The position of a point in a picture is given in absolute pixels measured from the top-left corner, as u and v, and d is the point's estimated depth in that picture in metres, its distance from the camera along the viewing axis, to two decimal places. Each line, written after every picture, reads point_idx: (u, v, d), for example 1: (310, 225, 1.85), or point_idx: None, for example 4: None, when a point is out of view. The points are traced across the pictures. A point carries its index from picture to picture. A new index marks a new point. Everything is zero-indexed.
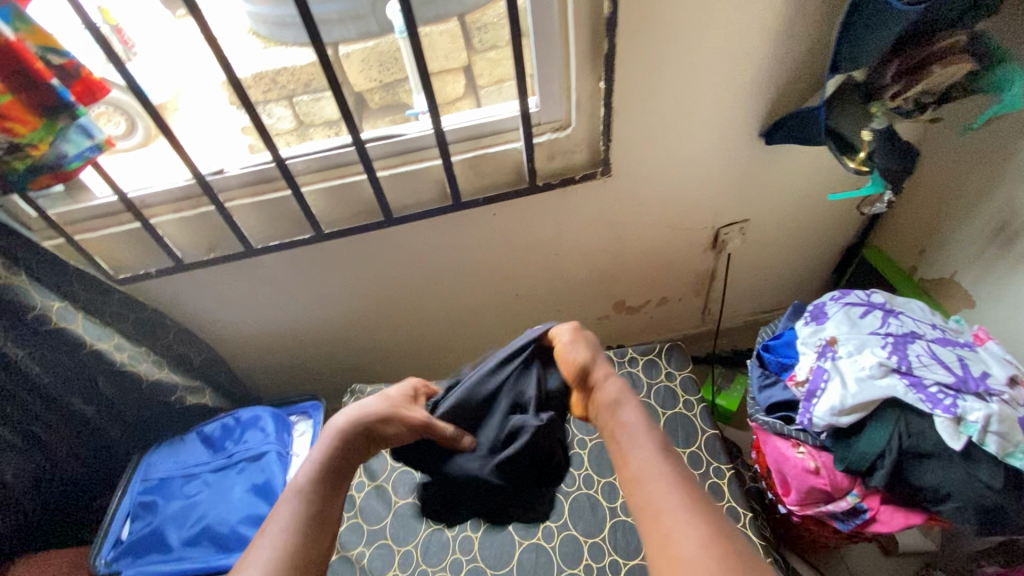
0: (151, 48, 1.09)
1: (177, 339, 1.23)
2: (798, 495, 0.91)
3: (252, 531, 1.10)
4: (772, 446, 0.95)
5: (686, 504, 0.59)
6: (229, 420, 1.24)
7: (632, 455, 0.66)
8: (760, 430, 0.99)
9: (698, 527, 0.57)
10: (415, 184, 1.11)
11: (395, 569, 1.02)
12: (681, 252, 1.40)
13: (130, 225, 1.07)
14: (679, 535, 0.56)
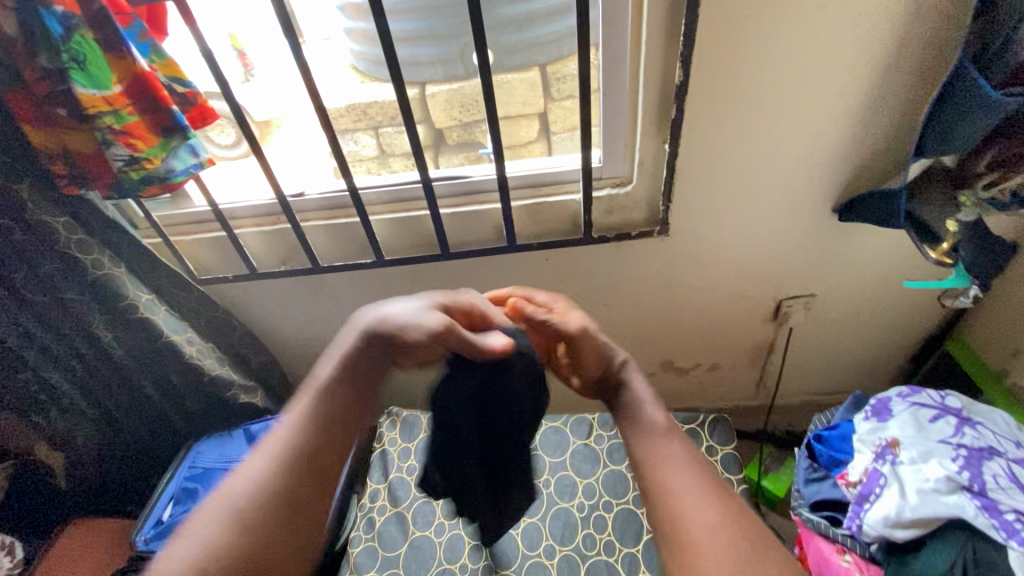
0: (269, 74, 1.26)
1: (241, 340, 1.34)
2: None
3: None
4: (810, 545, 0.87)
5: (692, 481, 0.65)
6: (273, 422, 1.32)
7: (653, 452, 0.69)
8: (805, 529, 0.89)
9: (702, 492, 0.64)
10: (475, 224, 1.15)
11: None
12: (737, 319, 1.34)
13: (217, 233, 1.19)
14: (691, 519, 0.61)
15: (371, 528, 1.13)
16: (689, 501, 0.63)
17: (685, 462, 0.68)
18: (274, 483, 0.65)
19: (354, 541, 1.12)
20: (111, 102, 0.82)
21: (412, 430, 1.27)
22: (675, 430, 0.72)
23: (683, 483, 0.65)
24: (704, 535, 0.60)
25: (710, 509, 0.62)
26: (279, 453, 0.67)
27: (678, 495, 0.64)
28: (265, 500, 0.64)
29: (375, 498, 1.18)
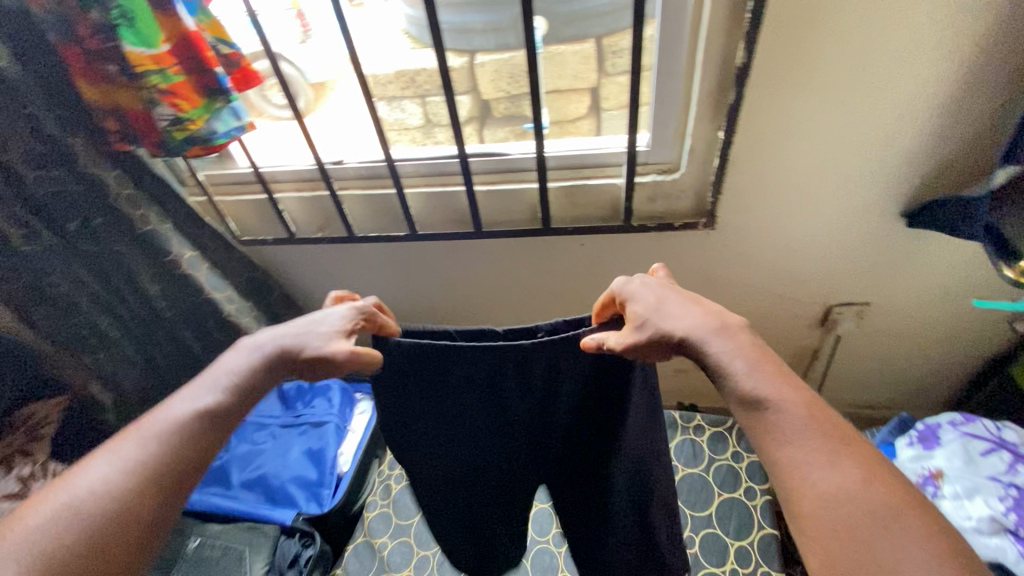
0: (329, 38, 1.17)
1: (278, 300, 1.39)
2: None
3: (296, 491, 1.18)
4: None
5: (812, 445, 0.53)
6: (304, 383, 1.39)
7: (751, 403, 0.57)
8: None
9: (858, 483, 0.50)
10: (510, 203, 1.12)
11: (410, 570, 1.04)
12: (781, 323, 1.27)
13: (258, 195, 1.21)
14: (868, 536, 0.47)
15: (388, 495, 1.16)
16: (818, 472, 0.52)
17: (797, 419, 0.55)
18: (161, 475, 0.60)
19: (370, 506, 1.16)
20: (158, 61, 0.83)
21: None
22: (776, 380, 0.58)
23: (799, 445, 0.54)
24: (834, 517, 0.49)
25: (842, 479, 0.51)
26: (172, 450, 0.61)
27: (800, 463, 0.53)
28: (109, 507, 0.56)
29: (393, 466, 1.21)
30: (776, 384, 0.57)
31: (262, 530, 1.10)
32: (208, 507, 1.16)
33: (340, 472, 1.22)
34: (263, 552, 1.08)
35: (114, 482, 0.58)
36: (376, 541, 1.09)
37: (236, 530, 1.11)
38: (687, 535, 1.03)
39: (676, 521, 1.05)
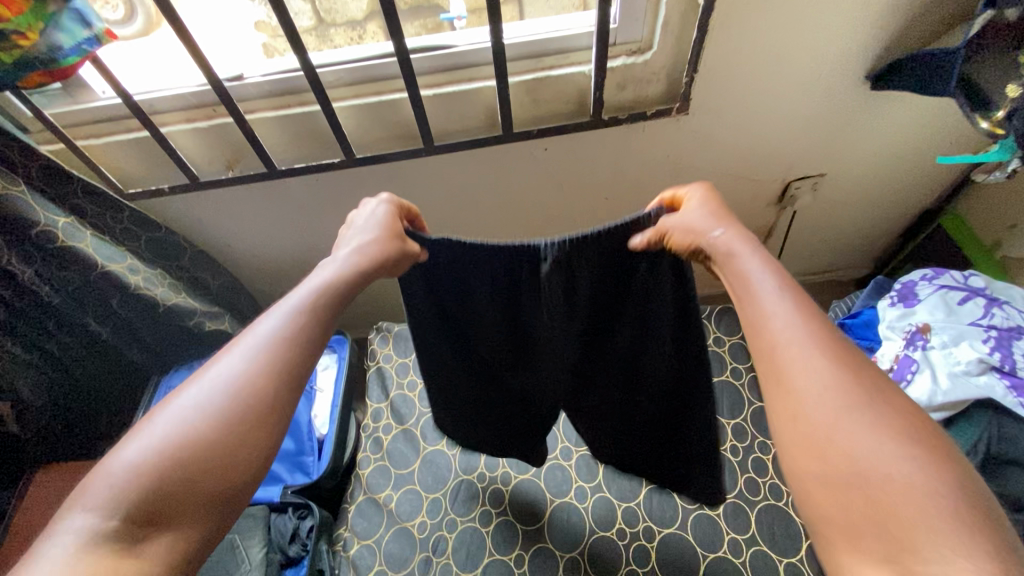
0: None
1: (193, 261, 1.16)
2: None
3: (277, 466, 1.07)
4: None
5: (862, 421, 0.42)
6: None
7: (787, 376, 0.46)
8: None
9: (839, 389, 0.43)
10: (463, 107, 0.96)
11: (423, 516, 1.00)
12: (742, 207, 1.27)
13: (139, 132, 0.95)
14: (844, 439, 0.42)
15: (380, 448, 1.08)
16: (857, 441, 0.41)
17: (857, 408, 0.42)
18: (227, 425, 0.47)
19: (362, 462, 1.08)
20: None
21: (407, 345, 1.21)
22: (839, 364, 0.45)
23: (856, 423, 0.42)
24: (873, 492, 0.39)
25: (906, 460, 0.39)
26: (232, 395, 0.48)
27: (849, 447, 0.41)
28: (147, 476, 0.44)
29: (378, 418, 1.12)
30: (840, 368, 0.45)
31: (249, 514, 0.99)
32: None
33: (320, 435, 1.11)
34: (258, 535, 0.98)
35: (152, 455, 0.45)
36: (379, 496, 1.03)
37: None
38: None
39: None
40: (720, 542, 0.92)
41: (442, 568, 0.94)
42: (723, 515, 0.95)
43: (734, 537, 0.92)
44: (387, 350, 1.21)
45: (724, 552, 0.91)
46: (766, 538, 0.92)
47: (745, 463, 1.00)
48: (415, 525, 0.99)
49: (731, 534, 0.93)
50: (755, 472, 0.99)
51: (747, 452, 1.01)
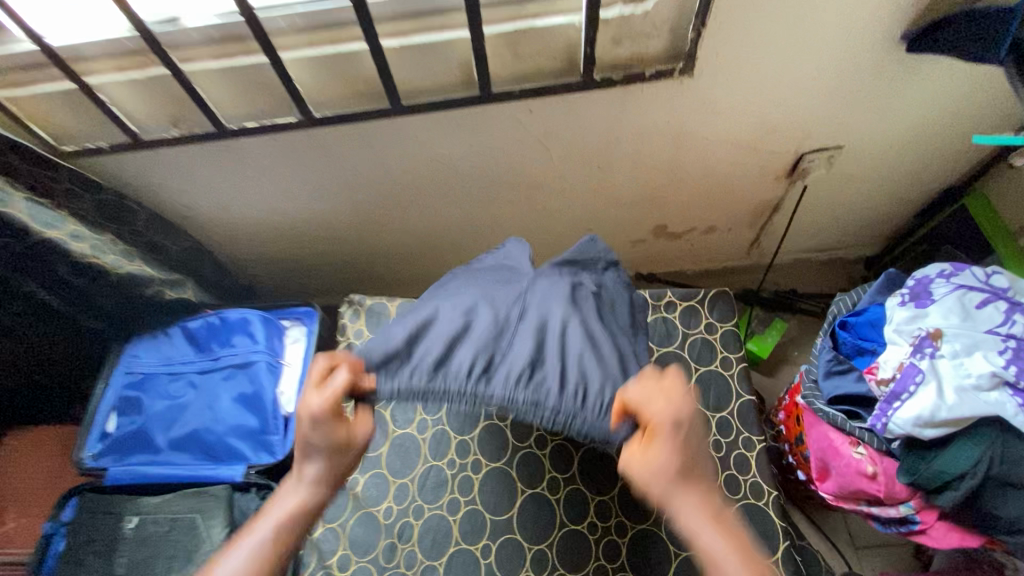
0: None
1: (148, 225, 1.09)
2: (832, 481, 0.81)
3: (240, 443, 1.03)
4: (813, 421, 0.86)
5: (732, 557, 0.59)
6: (214, 319, 1.15)
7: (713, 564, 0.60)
8: (810, 412, 0.87)
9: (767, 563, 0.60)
10: (434, 62, 0.84)
11: (389, 501, 0.96)
12: (747, 179, 1.17)
13: (65, 83, 0.85)
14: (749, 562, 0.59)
15: None
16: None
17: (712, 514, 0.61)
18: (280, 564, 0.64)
19: None
20: None
21: (380, 320, 1.14)
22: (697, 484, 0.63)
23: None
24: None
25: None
26: (301, 508, 0.66)
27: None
28: None
29: None
30: (714, 534, 0.60)
31: (210, 495, 0.96)
32: (136, 479, 1.02)
33: (286, 413, 1.06)
34: (219, 515, 0.95)
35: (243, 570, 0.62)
36: (345, 479, 0.99)
37: (181, 500, 0.96)
38: None
39: None
40: None
41: (407, 556, 0.92)
42: None
43: None
44: (359, 325, 1.14)
45: None
46: None
47: (726, 459, 0.95)
48: (381, 511, 0.96)
49: None
50: (736, 469, 0.94)
51: (730, 448, 0.96)
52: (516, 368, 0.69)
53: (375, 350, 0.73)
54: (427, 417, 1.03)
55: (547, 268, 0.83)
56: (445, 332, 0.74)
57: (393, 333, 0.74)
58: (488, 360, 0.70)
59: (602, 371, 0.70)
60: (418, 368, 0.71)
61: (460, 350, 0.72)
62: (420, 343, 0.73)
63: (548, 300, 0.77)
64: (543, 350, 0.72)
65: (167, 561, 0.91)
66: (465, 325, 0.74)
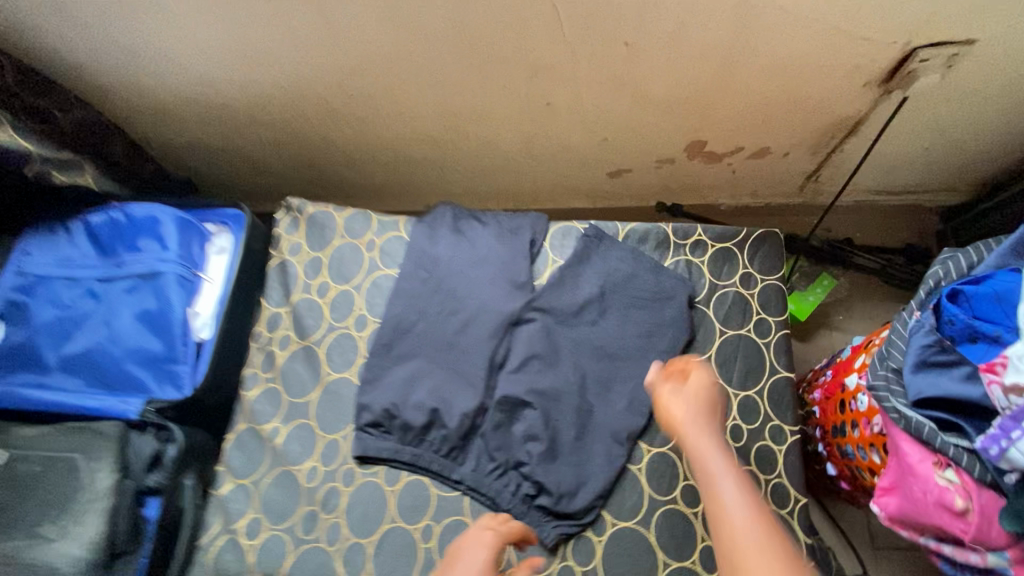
0: None
1: (21, 83, 0.86)
2: (899, 498, 0.60)
3: (141, 372, 0.83)
4: (881, 419, 0.63)
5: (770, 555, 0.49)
6: (119, 215, 0.91)
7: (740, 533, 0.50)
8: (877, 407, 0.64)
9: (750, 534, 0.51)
10: None
11: (314, 461, 0.77)
12: (824, 77, 0.87)
13: None
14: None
15: (273, 367, 0.83)
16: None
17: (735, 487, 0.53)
18: None
19: (248, 381, 0.83)
20: None
21: (323, 235, 0.89)
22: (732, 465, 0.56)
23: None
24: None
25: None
26: None
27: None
28: None
29: (274, 327, 0.86)
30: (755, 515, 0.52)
31: (97, 432, 0.78)
32: (13, 402, 0.83)
33: (200, 339, 0.86)
34: (107, 458, 0.77)
35: None
36: (263, 428, 0.80)
37: (64, 436, 0.79)
38: None
39: None
40: (691, 550, 0.70)
41: (329, 529, 0.74)
42: (701, 516, 0.71)
43: (710, 545, 0.70)
44: (297, 238, 0.90)
45: (693, 562, 0.70)
46: None
47: (746, 452, 0.73)
48: (303, 471, 0.77)
49: (705, 541, 0.70)
50: (758, 466, 0.72)
51: (753, 438, 0.74)
52: (488, 454, 0.74)
53: (364, 387, 0.79)
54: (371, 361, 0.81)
55: (533, 298, 0.80)
56: (429, 371, 0.78)
57: (372, 399, 0.77)
58: (466, 437, 0.75)
59: (578, 432, 0.74)
60: (402, 430, 0.76)
61: (442, 398, 0.76)
62: (397, 433, 0.76)
63: (535, 337, 0.78)
64: (511, 418, 0.75)
65: (39, 507, 0.74)
66: (445, 376, 0.78)
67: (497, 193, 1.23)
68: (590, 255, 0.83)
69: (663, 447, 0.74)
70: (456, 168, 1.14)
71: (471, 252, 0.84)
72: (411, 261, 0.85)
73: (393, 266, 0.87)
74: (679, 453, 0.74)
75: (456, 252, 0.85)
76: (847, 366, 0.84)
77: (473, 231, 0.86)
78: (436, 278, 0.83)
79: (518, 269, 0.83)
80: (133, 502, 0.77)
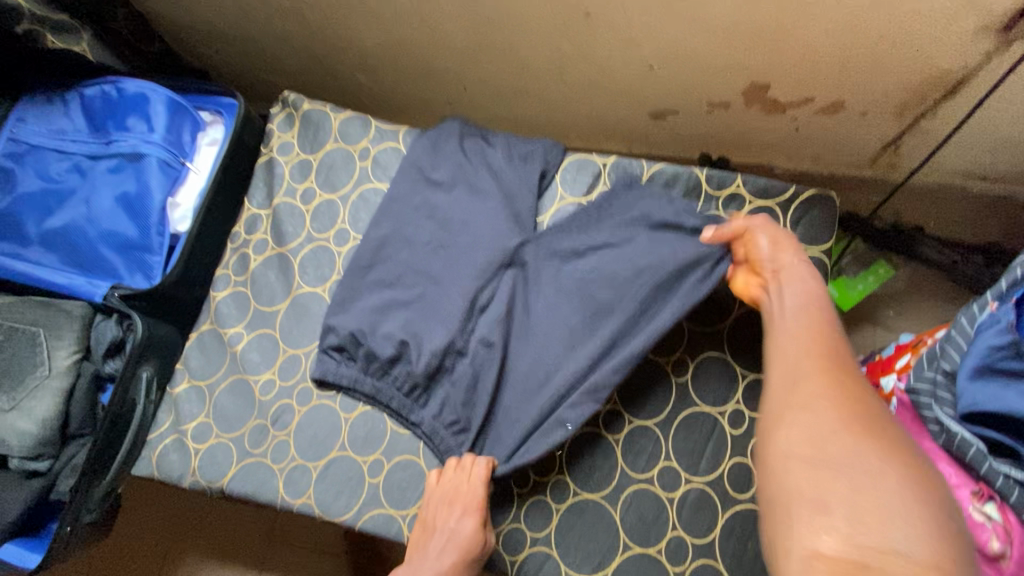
0: None
1: None
2: None
3: (112, 256, 0.80)
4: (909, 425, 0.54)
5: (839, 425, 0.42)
6: (111, 90, 0.86)
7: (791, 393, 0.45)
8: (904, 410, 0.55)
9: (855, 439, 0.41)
10: None
11: (272, 374, 0.72)
12: (930, 6, 0.70)
13: None
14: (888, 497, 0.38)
15: (244, 271, 0.78)
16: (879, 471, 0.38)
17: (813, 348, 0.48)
18: None
19: (219, 283, 0.78)
20: None
21: (316, 137, 0.81)
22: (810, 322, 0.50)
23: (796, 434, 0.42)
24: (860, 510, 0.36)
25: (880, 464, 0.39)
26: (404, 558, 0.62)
27: (831, 465, 0.39)
28: None
29: (252, 229, 0.79)
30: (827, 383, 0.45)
31: (60, 308, 0.75)
32: None
33: (176, 232, 0.81)
34: (68, 337, 0.75)
35: None
36: (226, 332, 0.75)
37: (26, 309, 0.76)
38: (677, 361, 0.66)
39: (669, 342, 0.67)
40: (657, 537, 0.62)
41: (276, 445, 0.70)
42: (676, 503, 0.63)
43: (680, 535, 0.62)
44: (289, 137, 0.82)
45: (657, 551, 0.62)
46: (727, 554, 0.61)
47: (742, 442, 0.63)
48: (259, 383, 0.72)
49: (676, 530, 0.62)
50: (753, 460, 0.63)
51: (754, 428, 0.63)
52: (452, 406, 0.66)
53: (336, 307, 0.72)
54: None
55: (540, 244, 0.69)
56: (405, 304, 0.70)
57: (343, 321, 0.70)
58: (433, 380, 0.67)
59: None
60: (366, 360, 0.69)
61: (414, 334, 0.68)
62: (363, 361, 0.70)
63: (526, 289, 0.68)
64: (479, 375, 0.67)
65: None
66: (421, 309, 0.70)
67: (523, 124, 1.11)
68: (612, 201, 0.69)
69: (647, 421, 0.65)
70: (481, 88, 1.03)
71: (471, 177, 0.73)
72: (404, 179, 0.75)
73: (384, 181, 0.78)
74: (665, 430, 0.65)
75: (455, 177, 0.74)
76: (888, 365, 0.71)
77: (479, 154, 0.75)
78: (429, 203, 0.74)
79: (520, 208, 0.72)
80: (91, 385, 0.76)
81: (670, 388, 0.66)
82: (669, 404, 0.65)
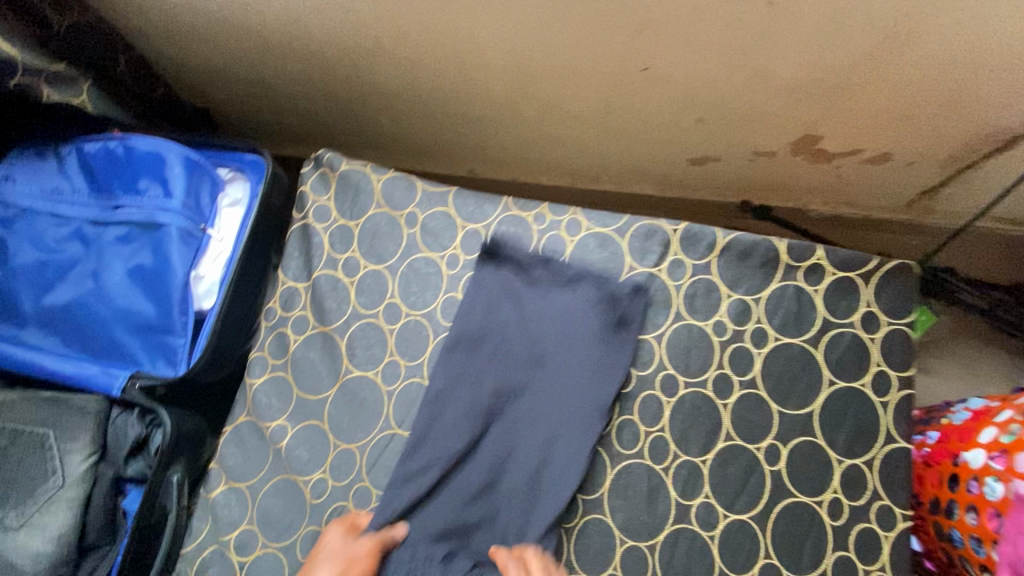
0: None
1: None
2: None
3: (129, 339, 0.71)
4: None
5: None
6: (117, 146, 0.76)
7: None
8: None
9: None
10: None
11: (323, 472, 0.65)
12: (996, 70, 0.69)
13: None
14: None
15: (283, 353, 0.71)
16: None
17: None
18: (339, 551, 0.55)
19: (254, 368, 0.71)
20: None
21: (357, 201, 0.75)
22: None
23: None
24: None
25: None
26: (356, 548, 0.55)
27: None
28: None
29: (290, 306, 0.72)
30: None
31: (73, 405, 0.67)
32: None
33: (201, 309, 0.74)
34: (83, 438, 0.66)
35: None
36: (267, 425, 0.68)
37: (31, 407, 0.67)
38: (768, 446, 0.63)
39: (757, 427, 0.64)
40: None
41: None
42: None
43: None
44: (326, 201, 0.75)
45: None
46: None
47: (844, 534, 0.60)
48: (310, 484, 0.65)
49: None
50: (855, 553, 0.59)
51: (854, 518, 0.60)
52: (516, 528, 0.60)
53: (433, 475, 0.62)
54: (402, 362, 0.69)
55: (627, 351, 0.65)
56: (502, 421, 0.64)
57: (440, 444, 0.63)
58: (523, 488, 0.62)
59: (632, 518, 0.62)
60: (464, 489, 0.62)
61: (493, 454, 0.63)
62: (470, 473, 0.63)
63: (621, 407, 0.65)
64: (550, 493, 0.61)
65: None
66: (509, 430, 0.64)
67: (553, 167, 1.06)
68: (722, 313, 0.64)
69: (744, 513, 0.61)
70: (513, 133, 0.98)
71: (563, 312, 0.67)
72: (488, 315, 0.68)
73: (435, 249, 0.73)
74: (763, 524, 0.61)
75: (545, 313, 0.67)
76: (968, 436, 0.69)
77: (563, 291, 0.68)
78: (522, 344, 0.66)
79: (617, 350, 0.65)
80: (110, 491, 0.67)
81: (764, 477, 0.62)
82: (765, 494, 0.61)
